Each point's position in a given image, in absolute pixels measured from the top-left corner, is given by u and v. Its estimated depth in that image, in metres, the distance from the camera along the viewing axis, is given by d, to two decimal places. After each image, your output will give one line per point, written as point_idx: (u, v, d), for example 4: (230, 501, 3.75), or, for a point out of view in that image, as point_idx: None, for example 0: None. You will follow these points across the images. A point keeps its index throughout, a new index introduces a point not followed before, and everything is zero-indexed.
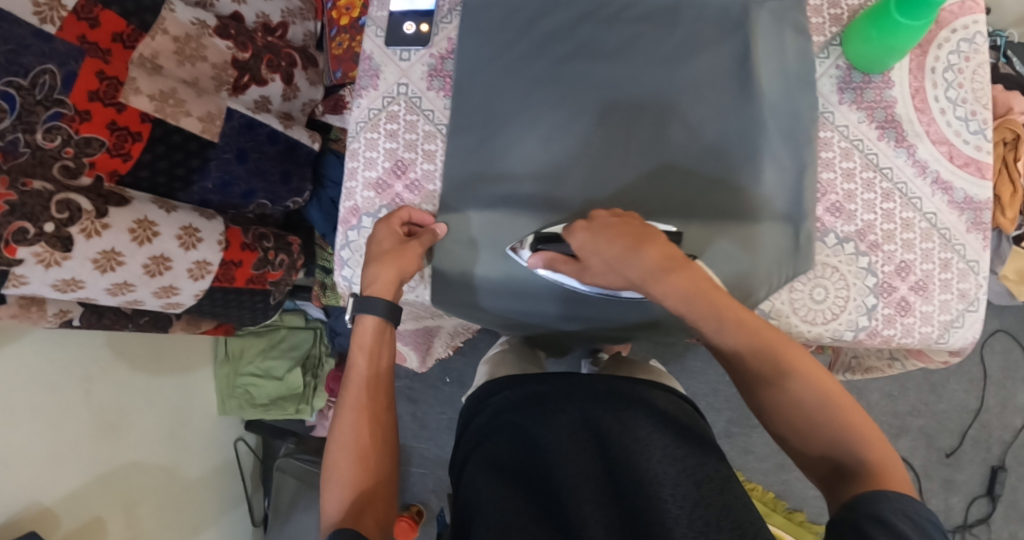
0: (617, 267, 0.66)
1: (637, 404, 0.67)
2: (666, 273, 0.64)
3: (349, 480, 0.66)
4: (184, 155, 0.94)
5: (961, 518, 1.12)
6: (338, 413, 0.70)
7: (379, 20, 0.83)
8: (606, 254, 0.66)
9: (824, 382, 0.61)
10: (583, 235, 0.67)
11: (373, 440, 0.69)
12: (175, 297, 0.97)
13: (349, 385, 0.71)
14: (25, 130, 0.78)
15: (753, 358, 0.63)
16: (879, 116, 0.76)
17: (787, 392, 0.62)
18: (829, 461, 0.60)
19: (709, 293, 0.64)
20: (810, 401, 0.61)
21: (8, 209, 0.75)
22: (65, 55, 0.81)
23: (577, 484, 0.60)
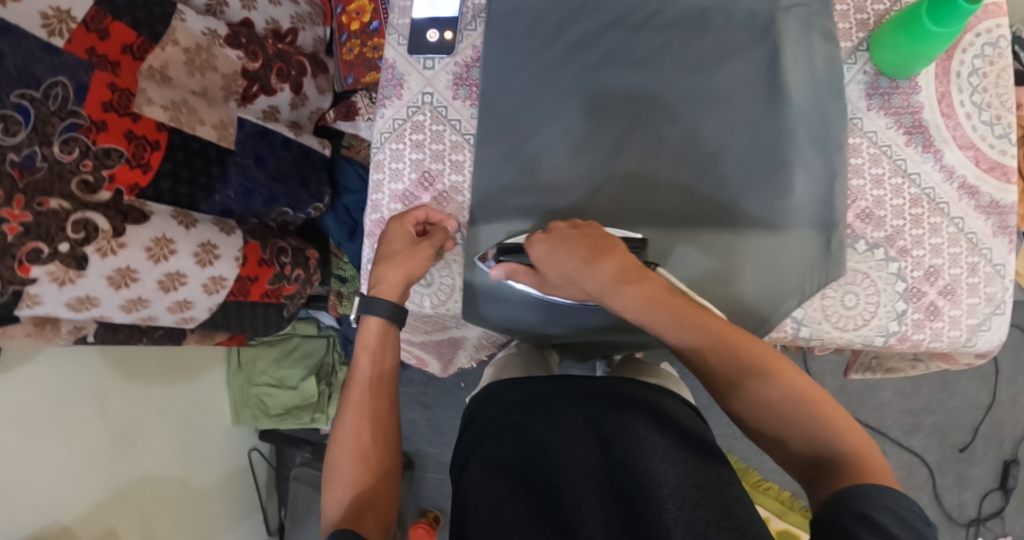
0: (576, 277, 0.66)
1: (637, 406, 0.65)
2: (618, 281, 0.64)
3: (348, 482, 0.65)
4: (204, 162, 0.92)
5: (975, 512, 1.14)
6: (341, 412, 0.69)
7: (401, 28, 0.81)
8: (565, 266, 0.66)
9: (794, 377, 0.60)
10: (541, 246, 0.66)
11: (374, 441, 0.68)
12: (189, 311, 0.94)
13: (353, 386, 0.70)
14: (42, 144, 0.75)
15: (715, 358, 0.62)
16: (906, 121, 0.76)
17: (756, 392, 0.60)
18: (808, 458, 0.57)
19: (663, 299, 0.64)
20: (780, 397, 0.59)
21: (22, 230, 0.74)
22: (75, 67, 0.79)
23: (576, 484, 0.58)
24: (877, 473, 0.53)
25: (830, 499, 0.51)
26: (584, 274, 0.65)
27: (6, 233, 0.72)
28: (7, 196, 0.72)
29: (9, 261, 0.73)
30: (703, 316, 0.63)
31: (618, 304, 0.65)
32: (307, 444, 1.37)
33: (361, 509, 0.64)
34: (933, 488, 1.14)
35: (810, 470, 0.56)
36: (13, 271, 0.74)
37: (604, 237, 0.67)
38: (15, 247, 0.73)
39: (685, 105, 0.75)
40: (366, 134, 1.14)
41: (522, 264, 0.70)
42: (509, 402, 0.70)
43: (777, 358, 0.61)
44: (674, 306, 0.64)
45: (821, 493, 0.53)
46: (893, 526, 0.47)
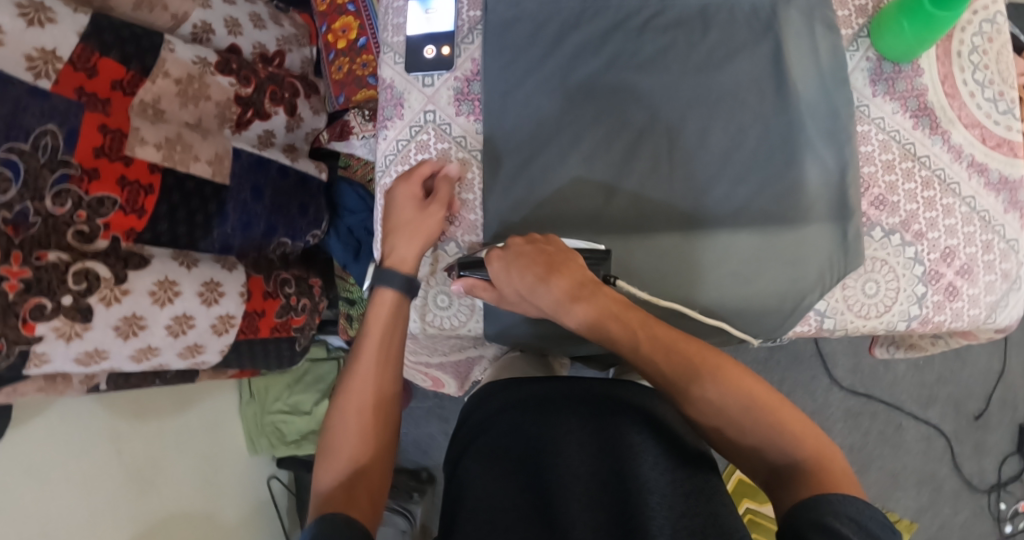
0: (531, 292, 0.66)
1: (634, 404, 0.64)
2: (572, 302, 0.65)
3: (337, 465, 0.61)
4: (201, 201, 0.91)
5: (995, 477, 1.15)
6: (342, 388, 0.66)
7: (396, 46, 0.81)
8: (519, 280, 0.66)
9: (749, 385, 0.60)
10: (499, 265, 0.67)
11: (373, 424, 0.64)
12: (200, 355, 0.93)
13: (358, 358, 0.67)
14: (34, 198, 0.73)
15: (671, 371, 0.61)
16: (912, 105, 0.76)
17: (712, 399, 0.59)
18: (769, 466, 0.57)
19: (616, 317, 0.64)
20: (738, 406, 0.59)
21: (23, 287, 0.72)
22: (65, 111, 0.76)
23: (566, 484, 0.58)
24: (836, 481, 0.53)
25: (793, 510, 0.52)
26: (537, 292, 0.66)
27: (7, 292, 0.71)
28: (5, 252, 0.70)
29: (12, 320, 0.71)
30: (654, 329, 0.63)
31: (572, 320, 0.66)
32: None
33: (351, 492, 0.59)
34: (952, 458, 1.15)
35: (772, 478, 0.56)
36: (17, 330, 0.72)
37: (558, 251, 0.67)
38: (18, 304, 0.72)
39: (691, 109, 0.75)
40: (363, 153, 1.12)
41: (481, 279, 0.70)
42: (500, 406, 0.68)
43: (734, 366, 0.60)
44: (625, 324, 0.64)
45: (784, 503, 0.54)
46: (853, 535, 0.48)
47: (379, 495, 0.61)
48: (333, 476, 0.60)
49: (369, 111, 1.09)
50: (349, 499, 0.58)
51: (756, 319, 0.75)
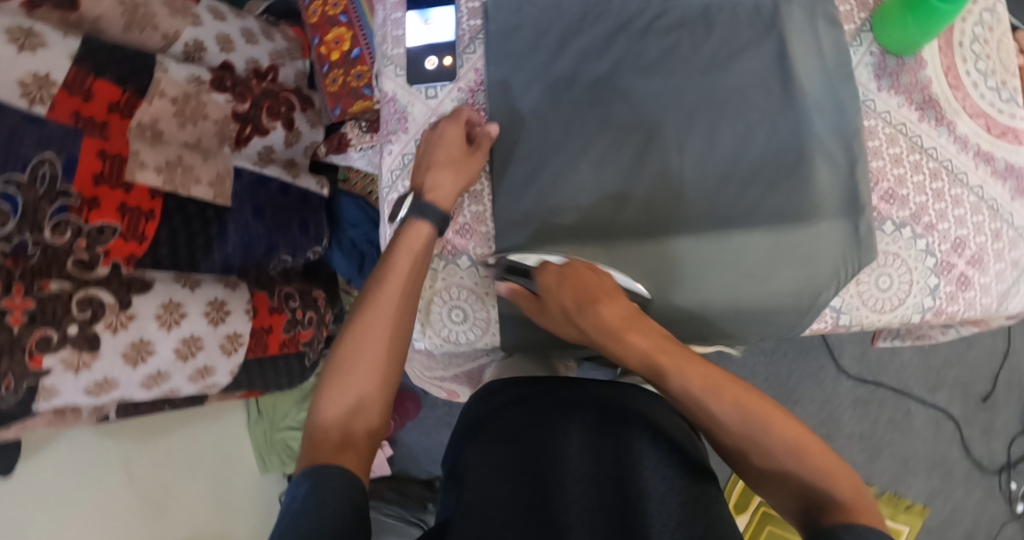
0: (579, 312, 0.68)
1: (634, 414, 0.67)
2: (621, 330, 0.66)
3: (343, 398, 0.62)
4: (202, 223, 0.89)
5: (1004, 457, 1.17)
6: (360, 315, 0.65)
7: (397, 58, 0.79)
8: (572, 297, 0.68)
9: (770, 416, 0.60)
10: (554, 280, 0.68)
11: (386, 365, 0.64)
12: (211, 378, 0.91)
13: (384, 283, 0.66)
14: (33, 230, 0.72)
15: (713, 403, 0.61)
16: (917, 98, 0.76)
17: (728, 425, 0.61)
18: (796, 495, 0.57)
19: (660, 348, 0.65)
20: (753, 429, 0.60)
21: (28, 319, 0.71)
22: (62, 138, 0.75)
23: (567, 486, 0.60)
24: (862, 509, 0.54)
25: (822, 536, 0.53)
26: (585, 314, 0.68)
27: (12, 325, 0.69)
28: (6, 285, 0.69)
29: (19, 354, 0.70)
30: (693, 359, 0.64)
31: (618, 349, 0.67)
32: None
33: (350, 434, 0.60)
34: (961, 441, 1.17)
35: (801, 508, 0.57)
36: (24, 364, 0.70)
37: (608, 282, 0.69)
38: (24, 337, 0.70)
39: (699, 111, 0.75)
40: (362, 165, 1.10)
41: (527, 289, 0.71)
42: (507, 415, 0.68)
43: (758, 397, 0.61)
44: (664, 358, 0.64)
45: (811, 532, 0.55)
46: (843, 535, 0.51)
47: (377, 436, 0.63)
48: (338, 410, 0.61)
49: (366, 122, 1.08)
50: (350, 441, 0.60)
51: (774, 317, 0.75)
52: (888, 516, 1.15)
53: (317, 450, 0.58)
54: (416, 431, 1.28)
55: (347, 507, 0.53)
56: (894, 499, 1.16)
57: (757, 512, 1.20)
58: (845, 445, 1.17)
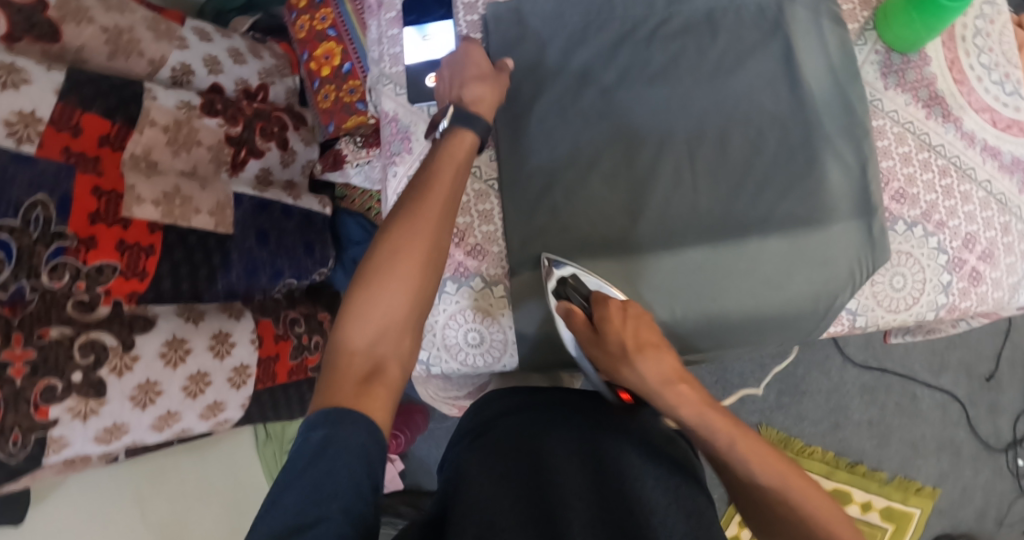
0: (635, 359, 0.66)
1: (626, 429, 0.66)
2: (678, 383, 0.64)
3: (373, 321, 0.59)
4: (204, 254, 0.87)
5: (1010, 435, 1.18)
6: (398, 229, 0.61)
7: (396, 77, 0.79)
8: (634, 342, 0.66)
9: (803, 483, 0.60)
10: (619, 319, 0.67)
11: (423, 288, 0.61)
12: (222, 413, 0.89)
13: (427, 192, 0.62)
14: (30, 276, 0.69)
15: (754, 464, 0.60)
16: (923, 94, 0.76)
17: (758, 481, 0.60)
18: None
19: (711, 407, 0.64)
20: (780, 486, 0.60)
21: (30, 369, 0.68)
22: (53, 177, 0.72)
23: (570, 500, 0.56)
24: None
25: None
26: (644, 356, 0.65)
27: (14, 378, 0.67)
28: (6, 337, 0.67)
29: (24, 407, 0.68)
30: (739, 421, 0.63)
31: (669, 405, 0.64)
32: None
33: (378, 365, 0.58)
34: (968, 421, 1.18)
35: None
36: (30, 417, 0.68)
37: (661, 335, 0.68)
38: (26, 389, 0.68)
39: (708, 120, 0.74)
40: (359, 181, 1.11)
41: (583, 311, 0.69)
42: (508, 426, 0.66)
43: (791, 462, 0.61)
44: (710, 417, 0.63)
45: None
46: None
47: (405, 362, 0.60)
48: (367, 335, 0.58)
49: (360, 138, 1.08)
50: (377, 371, 0.58)
51: (792, 323, 0.75)
52: (900, 500, 1.16)
53: (342, 379, 0.57)
54: (427, 443, 1.26)
55: (361, 467, 0.52)
56: (905, 483, 1.17)
57: None
58: (855, 432, 1.18)
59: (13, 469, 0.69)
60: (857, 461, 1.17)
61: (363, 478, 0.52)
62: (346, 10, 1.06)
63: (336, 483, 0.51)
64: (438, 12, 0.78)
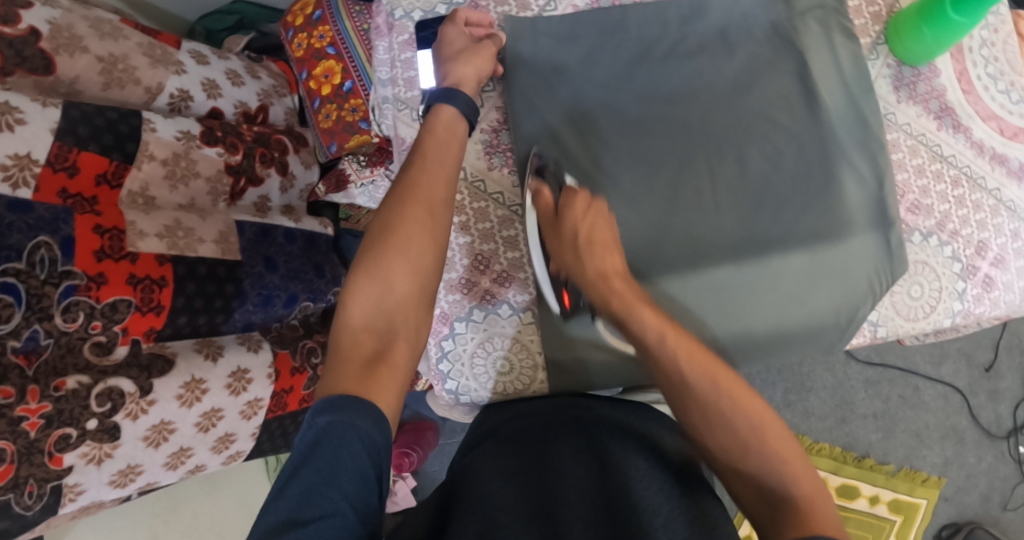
0: (585, 249, 0.65)
1: (637, 437, 0.63)
2: (613, 275, 0.64)
3: (373, 298, 0.58)
4: (216, 284, 0.84)
5: (1011, 422, 1.21)
6: (392, 208, 0.62)
7: (412, 101, 0.80)
8: (585, 232, 0.66)
9: (766, 419, 0.54)
10: (581, 207, 0.67)
11: (421, 265, 0.61)
12: (234, 445, 0.86)
13: (414, 169, 0.64)
14: (42, 319, 0.67)
15: (690, 366, 0.56)
16: (934, 106, 0.78)
17: (721, 412, 0.54)
18: (759, 502, 0.51)
19: (642, 301, 0.63)
20: (745, 424, 0.54)
21: (44, 421, 0.67)
22: (54, 220, 0.69)
23: (573, 507, 0.54)
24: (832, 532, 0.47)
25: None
26: (591, 249, 0.65)
27: (28, 431, 0.65)
28: (19, 390, 0.65)
29: (37, 457, 0.66)
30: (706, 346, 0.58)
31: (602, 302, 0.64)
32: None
33: (384, 343, 0.56)
34: (970, 409, 1.21)
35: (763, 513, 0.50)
36: (44, 466, 0.67)
37: (614, 230, 0.68)
38: (40, 440, 0.66)
39: (728, 139, 0.75)
40: (362, 201, 1.13)
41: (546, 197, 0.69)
42: (519, 432, 0.66)
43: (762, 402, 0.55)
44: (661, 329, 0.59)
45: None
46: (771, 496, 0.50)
47: (412, 340, 0.59)
48: (369, 312, 0.57)
49: (363, 157, 1.09)
50: (382, 348, 0.56)
51: (816, 336, 0.76)
52: (906, 491, 1.19)
53: (347, 359, 0.54)
54: (439, 459, 1.24)
55: (368, 462, 0.49)
56: (911, 474, 1.19)
57: None
58: (861, 426, 1.20)
59: (27, 522, 0.68)
60: (864, 455, 1.20)
61: (367, 466, 0.48)
62: (345, 27, 1.05)
63: (340, 470, 0.47)
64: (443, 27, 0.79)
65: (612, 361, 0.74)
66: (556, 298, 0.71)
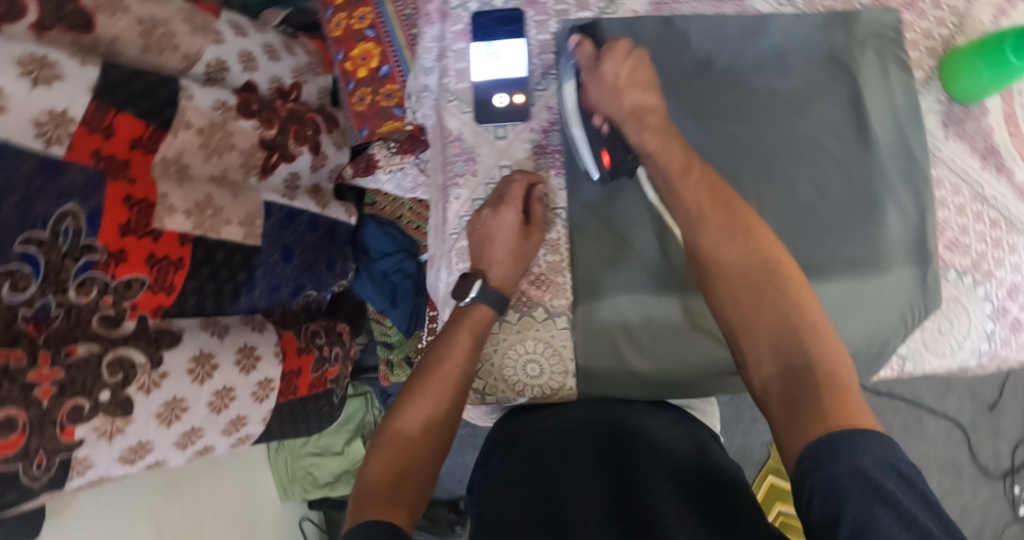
0: (624, 89, 0.67)
1: (652, 438, 0.63)
2: (645, 113, 0.66)
3: (393, 461, 0.58)
4: (229, 272, 0.82)
5: (1009, 461, 1.22)
6: (418, 383, 0.65)
7: (461, 93, 0.79)
8: (625, 77, 0.67)
9: (786, 264, 0.58)
10: (621, 53, 0.68)
11: (437, 439, 0.62)
12: (244, 429, 0.83)
13: (444, 348, 0.68)
14: (57, 291, 0.64)
15: (711, 207, 0.60)
16: (980, 146, 0.78)
17: (738, 254, 0.58)
18: (775, 337, 0.54)
19: (673, 138, 0.65)
20: (759, 264, 0.57)
21: (57, 390, 0.62)
22: (85, 187, 0.67)
23: (581, 499, 0.56)
24: (858, 413, 0.48)
25: (800, 472, 0.47)
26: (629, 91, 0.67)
27: (41, 399, 0.61)
28: (31, 355, 0.61)
29: (49, 429, 0.61)
30: (741, 205, 0.60)
31: (636, 136, 0.66)
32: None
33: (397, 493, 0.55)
34: (969, 446, 1.22)
35: (776, 377, 0.53)
36: (56, 438, 0.62)
37: (653, 77, 0.68)
38: (53, 410, 0.61)
39: (776, 161, 0.75)
40: (390, 188, 1.06)
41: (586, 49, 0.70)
42: (532, 431, 0.67)
43: (793, 265, 0.57)
44: (693, 177, 0.62)
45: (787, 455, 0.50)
46: (782, 329, 0.54)
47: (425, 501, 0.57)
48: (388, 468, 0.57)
49: (395, 144, 1.05)
50: (397, 497, 0.55)
51: None
52: None
53: (363, 505, 0.53)
54: None
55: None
56: None
57: (776, 521, 1.20)
58: None
59: (34, 494, 0.62)
60: None
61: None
62: (386, 10, 1.04)
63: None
64: (511, 29, 0.77)
65: (647, 369, 0.73)
66: (596, 161, 0.72)
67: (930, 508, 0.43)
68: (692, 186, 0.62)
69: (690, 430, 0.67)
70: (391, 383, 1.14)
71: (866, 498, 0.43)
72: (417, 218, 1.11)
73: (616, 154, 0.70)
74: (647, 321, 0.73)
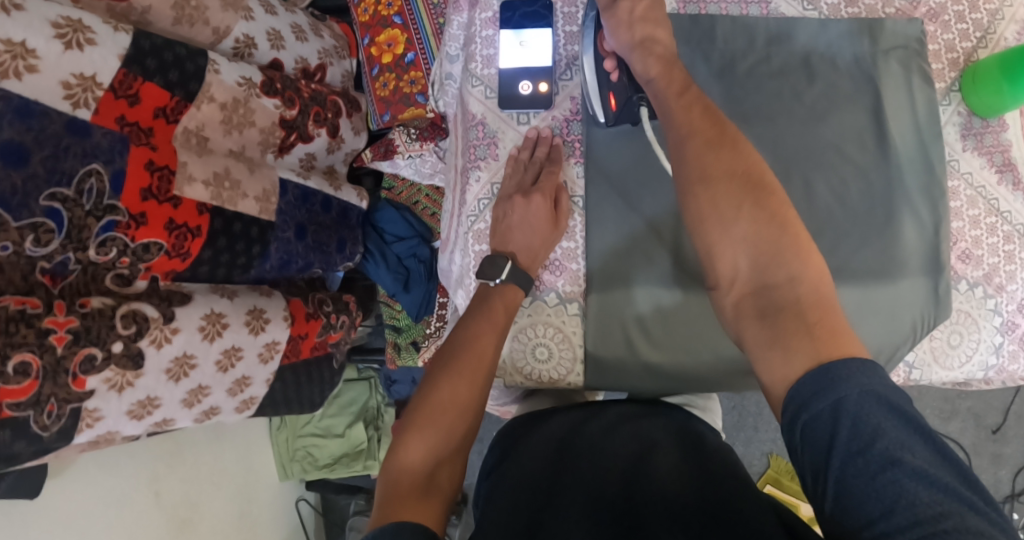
0: (638, 22, 0.68)
1: (657, 441, 0.63)
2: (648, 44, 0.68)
3: (427, 445, 0.59)
4: (246, 243, 0.83)
5: (1010, 487, 1.22)
6: (450, 361, 0.65)
7: (487, 79, 0.80)
8: (640, 11, 0.69)
9: (771, 182, 0.59)
10: None
11: (467, 421, 0.62)
12: (248, 390, 0.84)
13: (473, 326, 0.68)
14: (77, 249, 0.65)
15: (696, 131, 0.61)
16: (998, 160, 0.78)
17: (709, 164, 0.60)
18: (751, 244, 0.57)
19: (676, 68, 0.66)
20: (741, 177, 0.59)
21: (72, 338, 0.63)
22: (110, 150, 0.67)
23: (578, 501, 0.57)
24: (846, 343, 0.51)
25: (792, 414, 0.49)
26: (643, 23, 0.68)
27: (55, 345, 0.61)
28: (46, 304, 0.62)
29: (62, 378, 0.62)
30: (733, 128, 0.61)
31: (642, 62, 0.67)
32: (362, 491, 1.25)
33: (428, 481, 0.57)
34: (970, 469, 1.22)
35: (749, 295, 0.57)
36: (68, 387, 0.62)
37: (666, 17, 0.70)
38: (66, 358, 0.62)
39: (798, 163, 0.75)
40: (409, 172, 1.08)
41: None
42: (538, 433, 0.67)
43: (775, 180, 0.59)
44: (687, 101, 0.64)
45: (768, 382, 0.53)
46: (760, 240, 0.57)
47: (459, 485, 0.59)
48: (421, 455, 0.58)
49: (415, 130, 1.04)
50: (434, 490, 0.56)
51: None
52: None
53: (397, 494, 0.55)
54: None
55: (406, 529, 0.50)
56: None
57: None
58: None
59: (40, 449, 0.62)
60: None
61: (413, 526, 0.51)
62: None
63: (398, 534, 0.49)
64: (542, 19, 0.79)
65: (660, 364, 0.73)
66: (602, 104, 0.73)
67: (922, 438, 0.45)
68: (683, 109, 0.63)
69: (694, 422, 0.67)
70: (397, 367, 1.15)
71: (854, 437, 0.45)
72: (433, 205, 1.12)
73: (622, 93, 0.71)
74: (661, 317, 0.73)
